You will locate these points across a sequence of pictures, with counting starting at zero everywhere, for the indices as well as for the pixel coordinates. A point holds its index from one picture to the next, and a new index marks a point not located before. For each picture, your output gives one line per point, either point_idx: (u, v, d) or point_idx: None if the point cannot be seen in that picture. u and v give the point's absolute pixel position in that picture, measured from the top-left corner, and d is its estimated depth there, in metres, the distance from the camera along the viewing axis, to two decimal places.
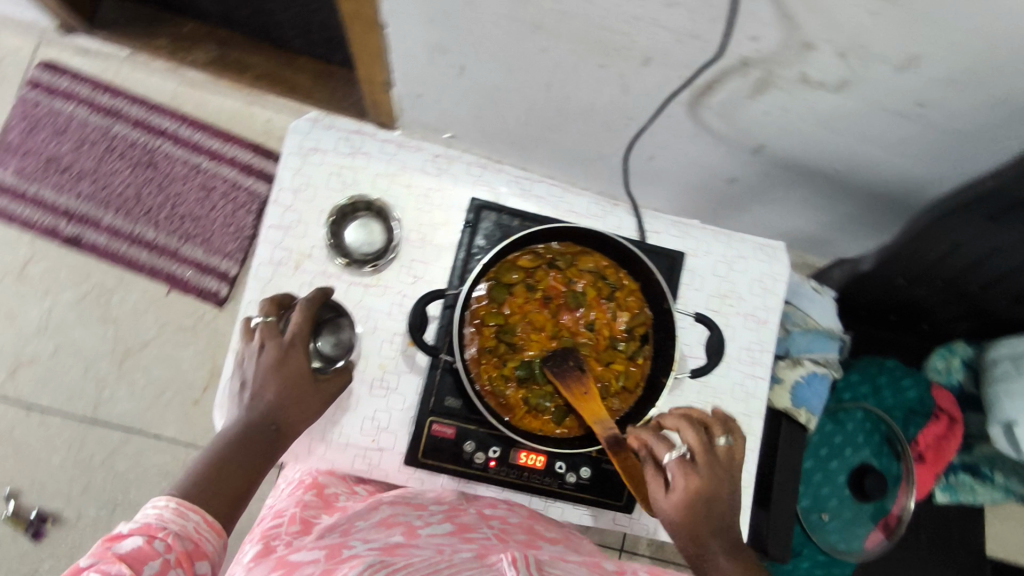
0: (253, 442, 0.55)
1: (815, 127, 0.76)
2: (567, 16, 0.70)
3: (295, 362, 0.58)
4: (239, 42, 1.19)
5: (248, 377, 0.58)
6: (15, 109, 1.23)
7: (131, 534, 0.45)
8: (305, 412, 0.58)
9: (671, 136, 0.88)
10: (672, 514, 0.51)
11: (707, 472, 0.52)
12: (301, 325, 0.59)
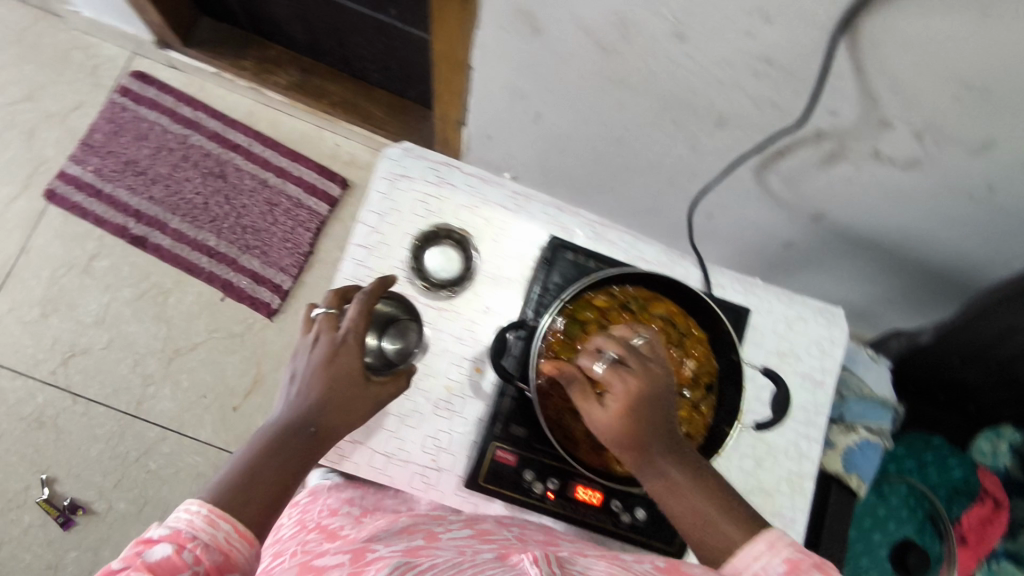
0: (291, 444, 0.54)
1: (878, 200, 0.79)
2: (653, 76, 0.74)
3: (344, 360, 0.58)
4: (320, 71, 1.25)
5: (299, 373, 0.58)
6: (102, 112, 1.29)
7: (161, 541, 0.45)
8: (350, 414, 0.57)
9: (733, 196, 0.91)
10: (616, 431, 0.54)
11: (640, 376, 0.55)
12: (359, 320, 0.59)
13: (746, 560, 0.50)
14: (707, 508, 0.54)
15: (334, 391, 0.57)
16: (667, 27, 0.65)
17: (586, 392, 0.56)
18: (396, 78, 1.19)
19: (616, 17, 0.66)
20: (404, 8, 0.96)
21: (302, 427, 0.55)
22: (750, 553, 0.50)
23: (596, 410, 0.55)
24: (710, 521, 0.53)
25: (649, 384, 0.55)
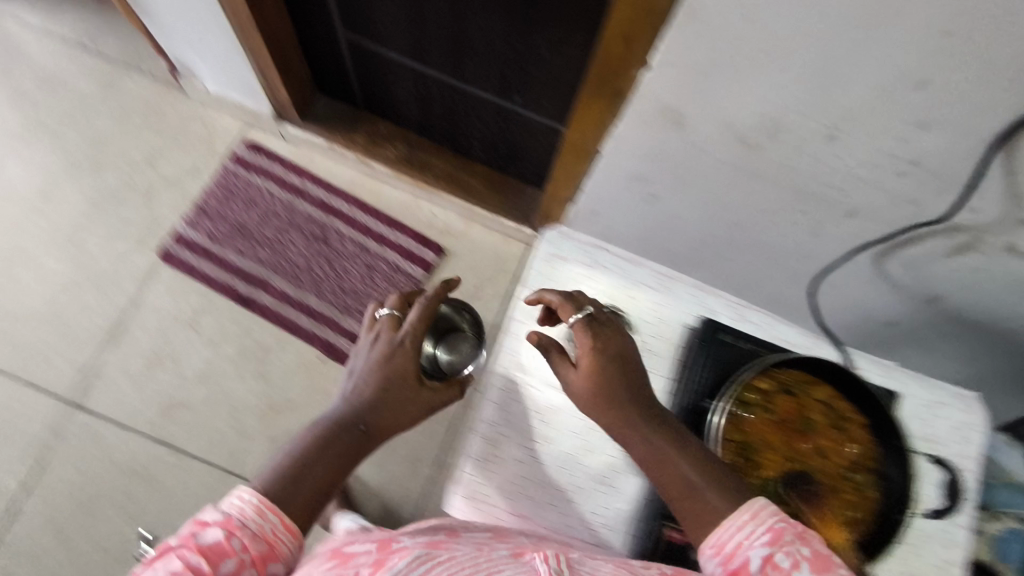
0: (346, 436, 0.68)
1: (1001, 289, 0.82)
2: (791, 171, 0.79)
3: (399, 363, 0.74)
4: (423, 146, 1.34)
5: (359, 369, 0.74)
6: (214, 177, 1.36)
7: (213, 525, 0.52)
8: (403, 410, 0.73)
9: (846, 279, 0.95)
10: (589, 397, 0.63)
11: (596, 340, 0.64)
12: (415, 327, 0.76)
13: (730, 533, 0.53)
14: (689, 477, 0.58)
15: (388, 390, 0.73)
16: (822, 130, 0.69)
17: (562, 362, 0.66)
18: (499, 154, 1.27)
19: (768, 122, 0.71)
20: (528, 96, 1.03)
21: (353, 422, 0.70)
22: (734, 527, 0.53)
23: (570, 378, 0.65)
24: (693, 493, 0.57)
25: (607, 348, 0.64)
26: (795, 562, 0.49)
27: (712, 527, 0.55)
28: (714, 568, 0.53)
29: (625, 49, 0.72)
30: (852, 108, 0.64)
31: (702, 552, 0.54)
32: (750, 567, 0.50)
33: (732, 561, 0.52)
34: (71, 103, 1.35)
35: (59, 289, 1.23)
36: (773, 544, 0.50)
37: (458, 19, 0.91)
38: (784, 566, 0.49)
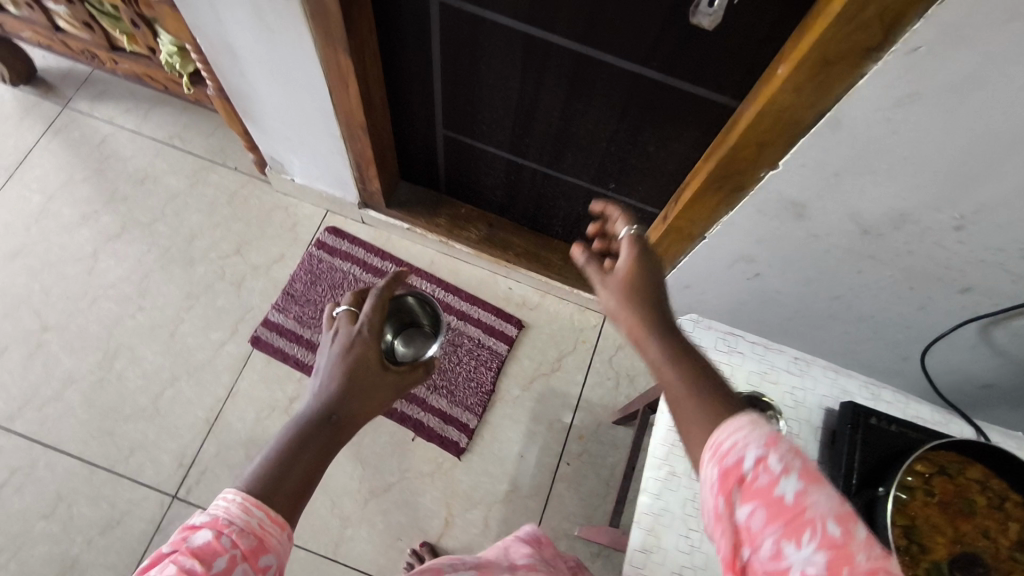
0: (321, 431, 0.67)
1: None
2: (909, 253, 0.83)
3: (363, 349, 0.78)
4: (504, 224, 1.40)
5: (325, 364, 0.77)
6: (301, 263, 1.41)
7: (202, 527, 0.50)
8: (370, 394, 0.75)
9: (947, 346, 0.99)
10: (616, 306, 0.60)
11: (642, 258, 0.63)
12: (370, 317, 0.80)
13: (727, 433, 0.45)
14: (698, 391, 0.50)
15: (357, 377, 0.75)
16: (949, 222, 0.75)
17: (596, 270, 0.64)
18: (580, 231, 1.33)
19: (896, 215, 0.78)
20: (625, 182, 1.09)
21: (326, 414, 0.70)
22: (731, 427, 0.46)
23: (600, 287, 0.63)
24: (696, 404, 0.49)
25: (650, 268, 0.62)
26: (789, 464, 0.42)
27: (713, 438, 0.46)
28: (709, 471, 0.45)
29: (756, 153, 0.78)
30: (985, 206, 0.70)
31: (702, 461, 0.46)
32: (739, 466, 0.43)
33: (725, 461, 0.44)
34: (164, 203, 1.43)
35: (160, 383, 1.29)
36: (770, 445, 0.43)
37: (567, 116, 0.98)
38: (776, 469, 0.42)
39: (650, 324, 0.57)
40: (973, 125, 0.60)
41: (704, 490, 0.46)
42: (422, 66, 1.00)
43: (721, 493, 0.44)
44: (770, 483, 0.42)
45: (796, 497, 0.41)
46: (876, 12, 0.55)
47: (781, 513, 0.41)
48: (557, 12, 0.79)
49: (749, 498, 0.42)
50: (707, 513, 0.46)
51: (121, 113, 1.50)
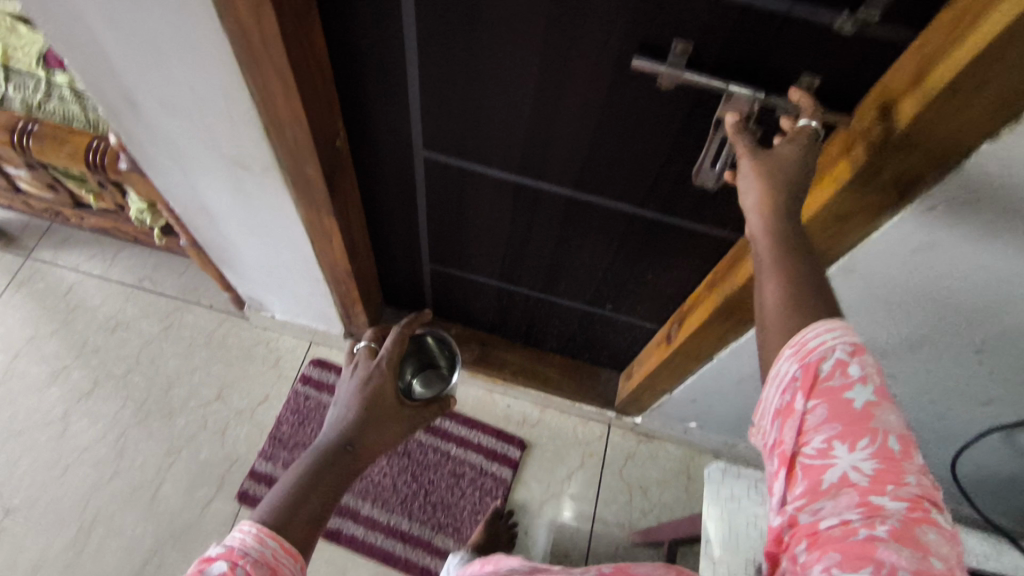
0: (333, 461, 0.68)
1: None
2: (928, 371, 0.81)
3: (382, 384, 0.78)
4: (498, 341, 1.35)
5: (345, 396, 0.77)
6: (287, 403, 1.33)
7: (217, 559, 0.49)
8: (386, 428, 0.75)
9: (970, 448, 0.96)
10: (758, 197, 0.56)
11: (797, 168, 0.55)
12: (392, 351, 0.80)
13: (815, 333, 0.50)
14: (800, 282, 0.53)
15: (375, 409, 0.75)
16: (969, 346, 0.73)
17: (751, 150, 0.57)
18: (577, 345, 1.29)
19: (914, 341, 0.76)
20: (623, 302, 1.06)
21: (342, 442, 0.71)
22: (822, 328, 0.50)
23: (744, 156, 0.57)
24: (800, 302, 0.52)
25: (804, 183, 0.56)
26: (867, 376, 0.48)
27: (801, 327, 0.52)
28: (787, 366, 0.51)
29: None
30: (1009, 332, 0.68)
31: (780, 354, 0.52)
32: (822, 367, 0.49)
33: (807, 357, 0.50)
34: (137, 351, 1.36)
35: (139, 555, 1.17)
36: (854, 355, 0.49)
37: (560, 249, 0.96)
38: (853, 376, 0.48)
39: (775, 211, 0.55)
40: (997, 265, 0.59)
41: (778, 380, 0.52)
42: (407, 210, 0.97)
43: (796, 385, 0.50)
44: (844, 386, 0.48)
45: (865, 405, 0.47)
46: (894, 175, 0.53)
47: (849, 415, 0.47)
48: (548, 161, 0.78)
49: (819, 395, 0.48)
50: (770, 400, 0.52)
51: (87, 259, 1.44)
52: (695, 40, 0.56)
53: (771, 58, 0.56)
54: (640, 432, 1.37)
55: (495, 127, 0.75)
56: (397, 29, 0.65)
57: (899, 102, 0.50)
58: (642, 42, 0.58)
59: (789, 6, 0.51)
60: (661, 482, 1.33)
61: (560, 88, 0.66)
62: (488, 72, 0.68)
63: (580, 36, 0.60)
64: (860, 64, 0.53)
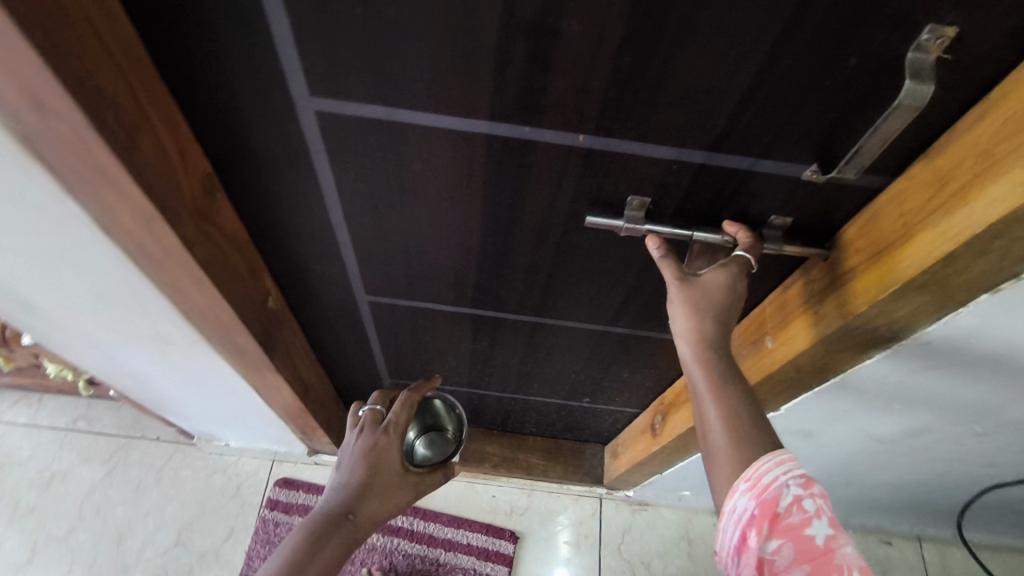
0: (332, 536, 0.62)
1: None
2: (927, 449, 0.78)
3: (389, 453, 0.66)
4: (473, 433, 1.27)
5: (348, 458, 0.66)
6: (256, 534, 1.22)
7: None
8: (390, 497, 0.66)
9: (970, 495, 0.94)
10: (691, 329, 0.55)
11: (725, 301, 0.54)
12: (401, 415, 0.68)
13: (768, 468, 0.49)
14: (740, 414, 0.53)
15: (380, 477, 0.66)
16: (969, 431, 0.69)
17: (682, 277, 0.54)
18: (557, 428, 1.23)
19: (912, 430, 0.72)
20: (600, 395, 1.00)
21: (342, 513, 0.64)
22: (772, 463, 0.50)
23: (670, 283, 0.54)
24: (745, 436, 0.52)
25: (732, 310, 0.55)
26: (823, 509, 0.47)
27: (752, 462, 0.51)
28: (744, 501, 0.49)
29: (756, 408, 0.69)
30: (1009, 421, 0.65)
31: (735, 488, 0.50)
32: (778, 503, 0.47)
33: (764, 493, 0.48)
34: (79, 504, 1.23)
35: None
36: (808, 487, 0.48)
37: (527, 360, 0.89)
38: (810, 511, 0.46)
39: (705, 343, 0.55)
40: (999, 376, 0.55)
41: (732, 514, 0.50)
42: (356, 341, 0.88)
43: (754, 522, 0.48)
44: (804, 522, 0.46)
45: (825, 541, 0.45)
46: (882, 324, 0.49)
47: (813, 553, 0.45)
48: (504, 295, 0.71)
49: (780, 533, 0.46)
50: (727, 534, 0.50)
51: (10, 407, 1.31)
52: (652, 196, 0.52)
53: (733, 203, 0.52)
54: (633, 501, 1.32)
55: (442, 273, 0.68)
56: (317, 203, 0.57)
57: (887, 253, 0.45)
58: (595, 199, 0.53)
59: (750, 163, 0.47)
60: (662, 551, 1.28)
61: (509, 235, 0.59)
62: (425, 230, 0.60)
63: (525, 196, 0.53)
64: (832, 205, 0.50)
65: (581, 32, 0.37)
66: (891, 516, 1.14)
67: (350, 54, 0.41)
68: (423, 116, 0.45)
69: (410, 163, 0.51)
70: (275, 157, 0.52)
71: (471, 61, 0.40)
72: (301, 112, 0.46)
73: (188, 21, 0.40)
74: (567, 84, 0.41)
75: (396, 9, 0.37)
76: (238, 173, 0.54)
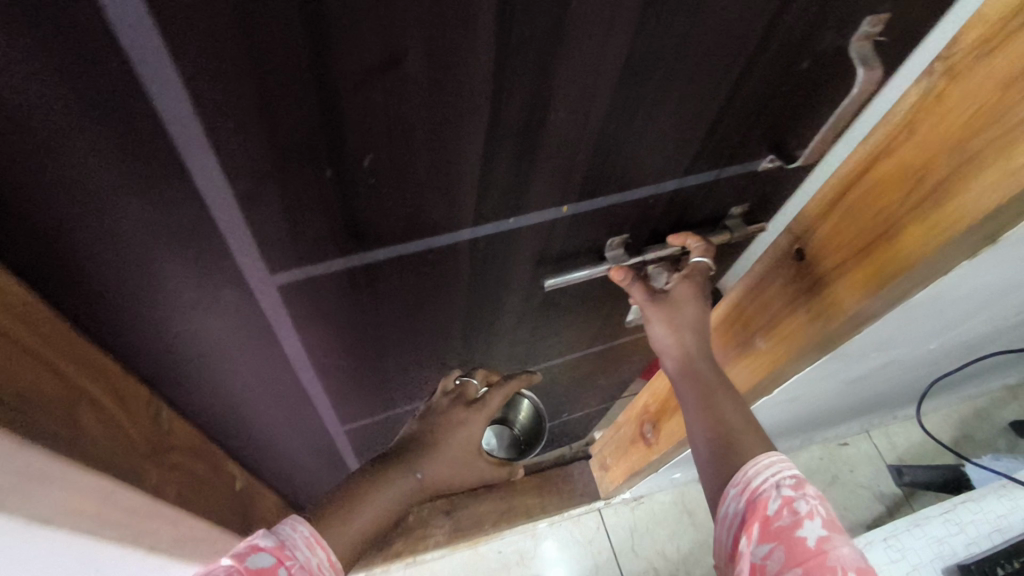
0: (399, 490, 0.51)
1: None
2: (888, 374, 0.85)
3: (468, 431, 0.58)
4: (461, 500, 1.21)
5: (432, 422, 0.58)
6: None
7: (264, 551, 0.41)
8: (456, 473, 0.57)
9: (913, 387, 1.05)
10: (667, 337, 0.58)
11: (696, 311, 0.58)
12: (499, 398, 0.60)
13: (757, 471, 0.47)
14: (731, 420, 0.53)
15: (460, 448, 0.57)
16: (923, 350, 0.76)
17: (648, 291, 0.58)
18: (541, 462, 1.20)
19: (879, 366, 0.78)
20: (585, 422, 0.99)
21: (411, 471, 0.53)
22: (761, 464, 0.48)
23: (642, 302, 0.59)
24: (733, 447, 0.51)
25: (702, 321, 0.58)
26: (815, 509, 0.43)
27: (740, 467, 0.49)
28: (736, 506, 0.47)
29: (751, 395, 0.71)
30: (955, 331, 0.72)
31: (727, 493, 0.49)
32: (765, 505, 0.45)
33: (753, 497, 0.46)
34: None
35: None
36: (799, 488, 0.45)
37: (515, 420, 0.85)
38: (801, 511, 0.43)
39: (693, 359, 0.57)
40: (955, 306, 0.60)
41: (729, 525, 0.47)
42: (336, 480, 0.79)
43: (744, 526, 0.45)
44: (794, 524, 0.43)
45: (819, 543, 0.42)
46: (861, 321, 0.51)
47: (804, 555, 0.41)
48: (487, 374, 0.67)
49: (770, 537, 0.43)
50: (726, 546, 0.47)
51: None
52: (630, 232, 0.55)
53: (684, 211, 0.55)
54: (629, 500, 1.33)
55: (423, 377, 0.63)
56: (283, 367, 0.50)
57: (873, 254, 0.47)
58: (578, 252, 0.54)
59: (717, 173, 0.50)
60: (672, 535, 1.31)
61: (491, 313, 0.57)
62: (403, 343, 0.55)
63: (508, 275, 0.51)
64: (775, 183, 0.56)
65: (566, 118, 0.36)
66: (849, 419, 1.25)
67: (316, 213, 0.36)
68: (401, 248, 0.42)
69: (388, 292, 0.46)
70: (230, 343, 0.45)
71: (451, 177, 0.37)
72: (260, 289, 0.41)
73: (98, 234, 0.33)
74: (552, 164, 0.40)
75: (369, 155, 0.33)
76: (186, 379, 0.46)
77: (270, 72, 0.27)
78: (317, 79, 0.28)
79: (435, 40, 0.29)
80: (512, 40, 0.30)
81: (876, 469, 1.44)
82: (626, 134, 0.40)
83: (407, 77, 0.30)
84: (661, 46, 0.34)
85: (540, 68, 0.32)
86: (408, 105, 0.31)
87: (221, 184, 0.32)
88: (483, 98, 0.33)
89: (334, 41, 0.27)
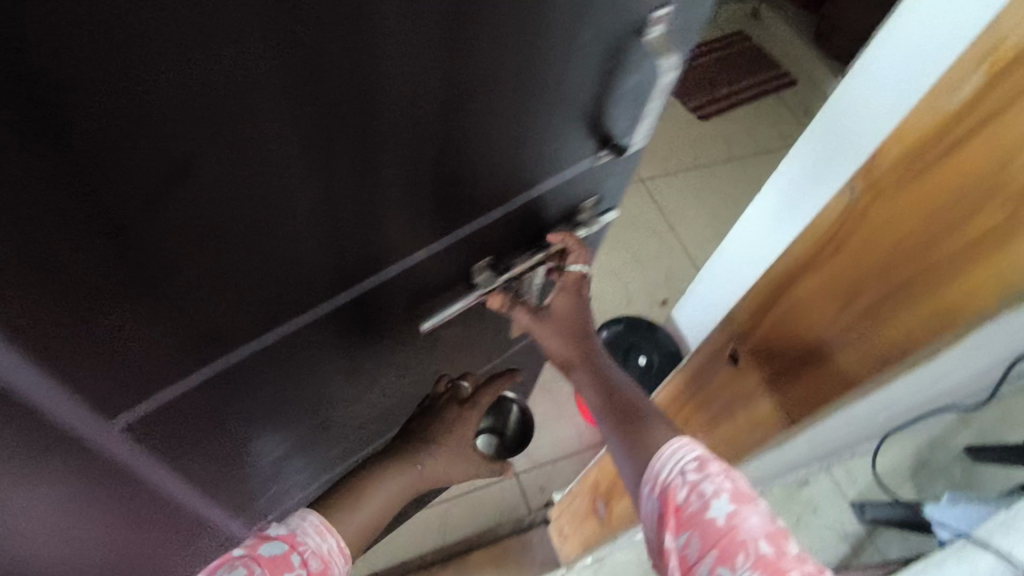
0: (397, 486, 0.58)
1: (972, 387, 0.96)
2: (836, 440, 0.83)
3: (464, 429, 0.63)
4: None
5: (437, 418, 0.63)
6: None
7: (276, 540, 0.50)
8: (457, 467, 0.63)
9: (863, 437, 1.04)
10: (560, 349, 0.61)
11: (578, 314, 0.62)
12: (486, 399, 0.65)
13: (663, 464, 0.54)
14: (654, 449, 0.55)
15: (456, 447, 0.62)
16: (867, 421, 0.74)
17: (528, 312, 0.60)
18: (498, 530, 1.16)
19: (823, 439, 0.76)
20: None
21: (413, 463, 0.59)
22: (664, 454, 0.54)
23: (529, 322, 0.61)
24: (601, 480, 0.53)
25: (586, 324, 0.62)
26: (719, 488, 0.51)
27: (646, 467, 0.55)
28: (652, 503, 0.54)
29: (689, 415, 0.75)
30: (894, 404, 0.70)
31: (641, 490, 0.55)
32: (678, 496, 0.52)
33: (663, 491, 0.53)
34: None
35: None
36: (702, 473, 0.53)
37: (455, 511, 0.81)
38: (708, 495, 0.51)
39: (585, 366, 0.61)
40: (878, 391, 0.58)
41: (648, 514, 0.55)
42: None
43: (663, 520, 0.53)
44: (704, 508, 0.51)
45: (727, 519, 0.50)
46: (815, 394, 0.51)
47: (717, 536, 0.50)
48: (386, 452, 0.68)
49: (687, 526, 0.51)
50: (650, 535, 0.55)
51: None
52: (492, 252, 0.58)
53: (534, 219, 0.57)
54: None
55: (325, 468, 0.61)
56: (148, 490, 0.49)
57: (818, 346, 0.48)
58: (442, 287, 0.57)
59: (558, 179, 0.54)
60: None
61: (374, 350, 0.59)
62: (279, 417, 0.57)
63: (387, 315, 0.55)
64: (614, 171, 0.61)
65: (393, 169, 0.39)
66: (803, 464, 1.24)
67: (149, 332, 0.36)
68: (248, 347, 0.44)
69: (253, 385, 0.49)
70: (77, 488, 0.42)
71: (294, 245, 0.39)
72: (102, 438, 0.40)
73: None
74: (398, 199, 0.42)
75: (191, 263, 0.34)
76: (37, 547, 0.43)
77: (55, 222, 0.27)
78: (109, 212, 0.28)
79: (228, 146, 0.30)
80: (316, 120, 0.32)
81: (839, 509, 1.42)
82: (461, 159, 0.43)
83: (204, 180, 0.30)
84: (472, 75, 0.37)
85: (352, 128, 0.34)
86: (226, 202, 0.32)
87: (7, 350, 0.30)
88: (300, 177, 0.35)
89: (116, 173, 0.27)
